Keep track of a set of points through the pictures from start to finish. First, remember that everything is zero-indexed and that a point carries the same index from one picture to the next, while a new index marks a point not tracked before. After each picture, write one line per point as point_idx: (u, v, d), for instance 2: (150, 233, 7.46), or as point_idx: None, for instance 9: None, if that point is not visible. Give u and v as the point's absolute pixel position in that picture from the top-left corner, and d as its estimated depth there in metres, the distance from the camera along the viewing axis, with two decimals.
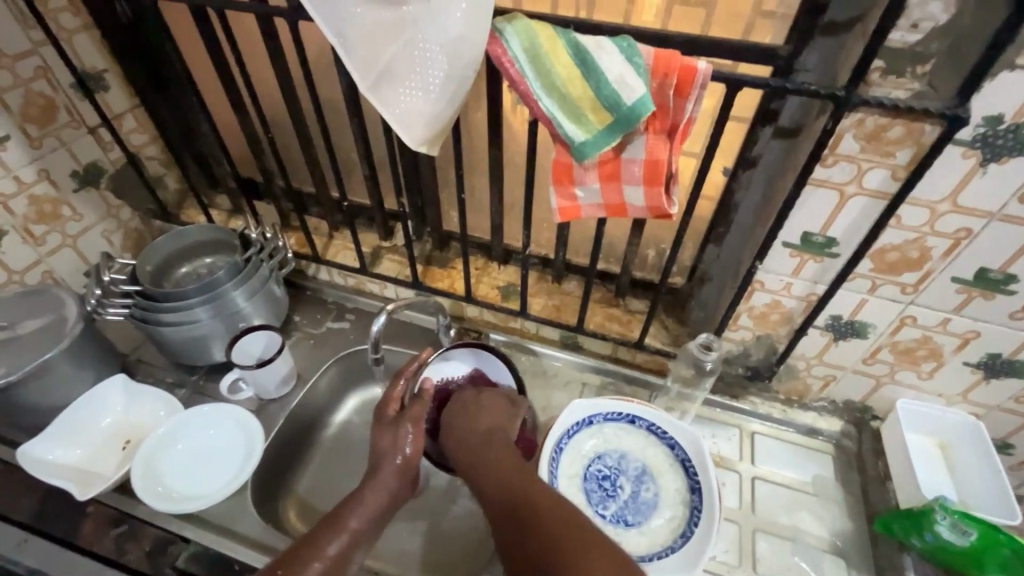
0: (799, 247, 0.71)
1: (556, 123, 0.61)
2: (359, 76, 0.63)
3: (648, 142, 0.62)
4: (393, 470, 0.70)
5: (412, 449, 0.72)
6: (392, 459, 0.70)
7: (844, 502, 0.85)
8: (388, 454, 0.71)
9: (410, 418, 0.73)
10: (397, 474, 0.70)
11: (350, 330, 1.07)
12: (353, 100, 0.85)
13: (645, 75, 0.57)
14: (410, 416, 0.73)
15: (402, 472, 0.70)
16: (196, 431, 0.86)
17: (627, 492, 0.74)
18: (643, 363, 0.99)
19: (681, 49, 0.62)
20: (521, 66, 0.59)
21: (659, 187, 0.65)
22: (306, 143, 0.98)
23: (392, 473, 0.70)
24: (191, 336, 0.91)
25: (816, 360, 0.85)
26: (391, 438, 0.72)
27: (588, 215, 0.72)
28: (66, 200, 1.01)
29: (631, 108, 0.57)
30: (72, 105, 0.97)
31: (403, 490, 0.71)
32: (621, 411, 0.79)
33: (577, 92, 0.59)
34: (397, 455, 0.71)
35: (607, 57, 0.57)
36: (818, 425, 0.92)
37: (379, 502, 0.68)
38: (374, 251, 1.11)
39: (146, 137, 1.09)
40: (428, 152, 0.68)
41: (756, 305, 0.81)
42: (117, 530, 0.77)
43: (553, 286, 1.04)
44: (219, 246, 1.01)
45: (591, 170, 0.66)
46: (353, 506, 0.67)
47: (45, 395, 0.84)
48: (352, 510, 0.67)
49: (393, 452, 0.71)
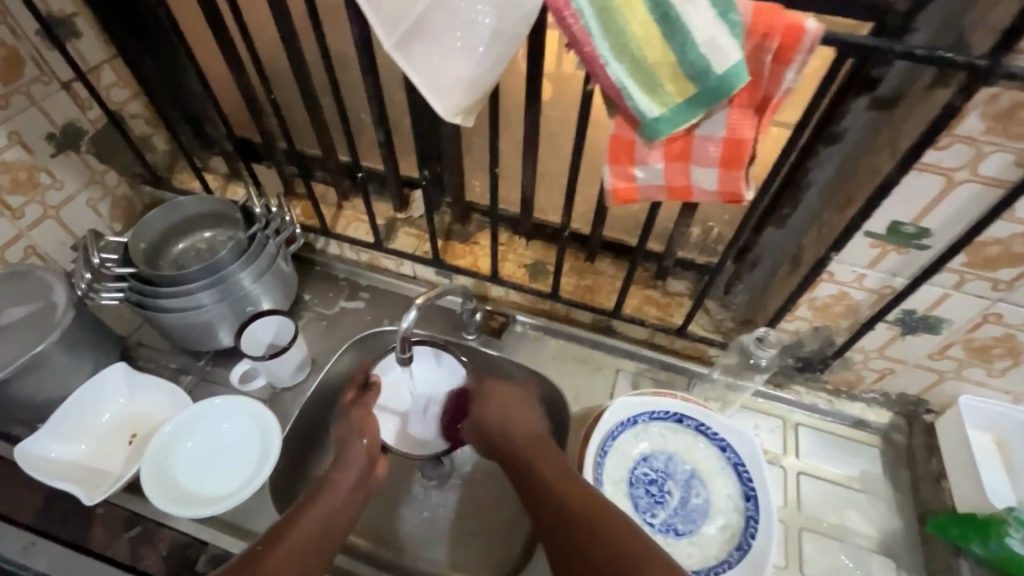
0: (883, 237, 0.63)
1: (626, 93, 0.50)
2: (384, 31, 0.53)
3: (732, 117, 0.52)
4: (357, 451, 0.71)
5: (371, 438, 0.72)
6: (355, 443, 0.71)
7: (892, 498, 0.81)
8: (353, 438, 0.72)
9: (366, 404, 0.75)
10: (365, 454, 0.71)
11: (366, 311, 1.00)
12: (368, 54, 0.74)
13: (741, 35, 0.47)
14: (366, 402, 0.75)
15: (370, 451, 0.71)
16: (206, 424, 0.80)
17: (676, 498, 0.69)
18: (681, 349, 0.93)
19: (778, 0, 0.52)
20: (586, 21, 0.48)
21: (738, 169, 0.56)
22: (311, 104, 0.87)
23: (360, 456, 0.70)
24: (195, 322, 0.83)
25: (875, 354, 0.79)
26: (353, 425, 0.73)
27: (645, 197, 0.63)
28: (43, 167, 0.90)
29: (721, 78, 0.47)
30: (40, 56, 0.84)
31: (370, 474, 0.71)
32: (668, 410, 0.73)
33: (654, 57, 0.48)
34: (358, 438, 0.71)
35: (696, 13, 0.46)
36: (865, 417, 0.87)
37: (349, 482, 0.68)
38: (388, 224, 1.02)
39: (129, 92, 0.97)
40: (462, 123, 0.58)
41: (819, 296, 0.74)
42: (130, 532, 0.72)
43: (586, 265, 0.96)
44: (219, 218, 0.92)
45: (657, 148, 0.57)
46: (326, 488, 0.66)
47: (40, 388, 0.77)
48: (324, 494, 0.65)
49: (358, 435, 0.72)
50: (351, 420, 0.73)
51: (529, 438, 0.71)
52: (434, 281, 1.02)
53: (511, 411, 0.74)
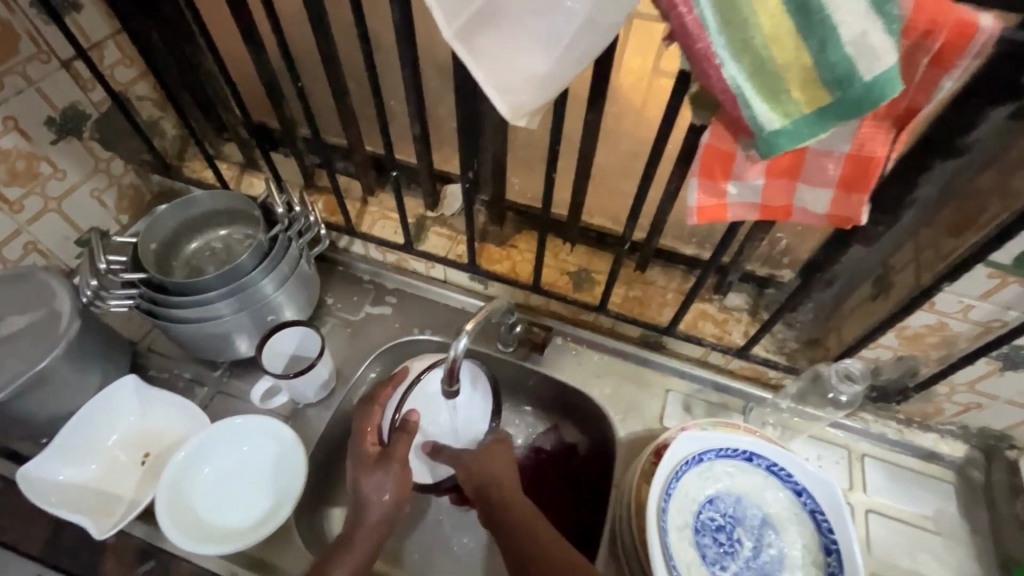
0: (1005, 268, 0.55)
1: (741, 100, 0.41)
2: (445, 19, 0.44)
3: (861, 131, 0.44)
4: (381, 506, 0.67)
5: (395, 494, 0.68)
6: (378, 498, 0.67)
7: (968, 541, 0.75)
8: (374, 498, 0.67)
9: (398, 456, 0.70)
10: (387, 510, 0.67)
11: (393, 317, 0.92)
12: (409, 37, 0.64)
13: (898, 32, 0.37)
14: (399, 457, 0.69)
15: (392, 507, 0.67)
16: (219, 450, 0.73)
17: (748, 548, 0.63)
18: (738, 370, 0.85)
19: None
20: (701, 10, 0.39)
21: (857, 191, 0.47)
22: (338, 91, 0.78)
23: (379, 513, 0.67)
24: (212, 333, 0.76)
25: (963, 387, 0.71)
26: (381, 475, 0.68)
27: (733, 217, 0.53)
28: (43, 155, 0.81)
29: (868, 87, 0.38)
30: (36, 31, 0.75)
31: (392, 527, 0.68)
32: (736, 447, 0.67)
33: (783, 57, 0.39)
34: (380, 495, 0.67)
35: (847, 3, 0.37)
36: (939, 450, 0.80)
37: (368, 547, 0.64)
38: (418, 222, 0.93)
39: (135, 71, 0.88)
40: (527, 126, 0.49)
41: (911, 325, 0.66)
42: (145, 566, 0.66)
43: (635, 274, 0.88)
44: (235, 216, 0.84)
45: (760, 162, 0.49)
46: (343, 554, 0.63)
47: (44, 405, 0.70)
48: (336, 557, 0.63)
49: (380, 493, 0.67)
50: (389, 473, 0.68)
51: (513, 492, 0.69)
52: (467, 286, 0.94)
53: (500, 468, 0.71)
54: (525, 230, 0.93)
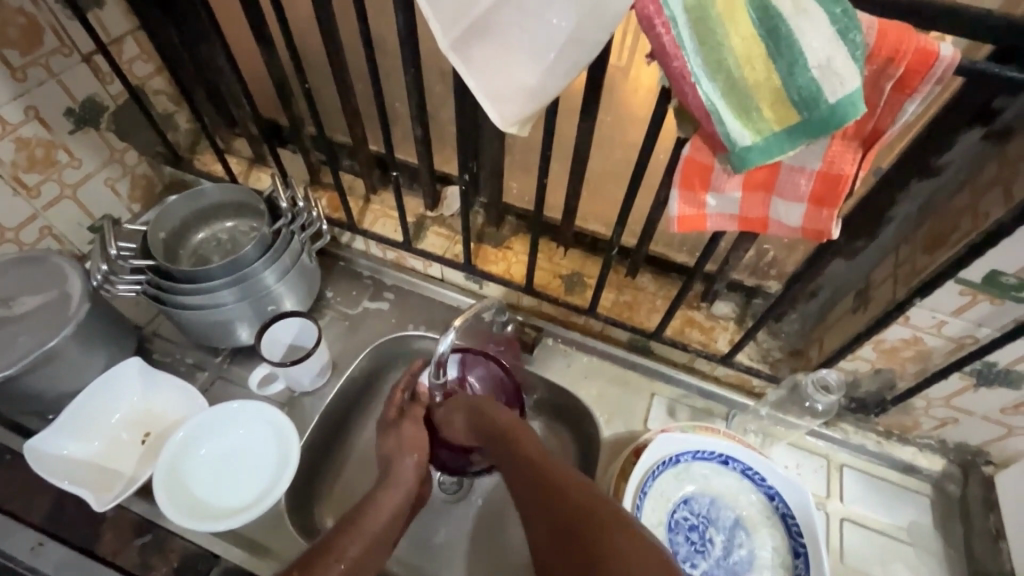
0: (976, 286, 0.57)
1: (715, 116, 0.43)
2: (440, 30, 0.47)
3: (831, 149, 0.47)
4: (407, 467, 0.70)
5: (419, 455, 0.72)
6: (404, 459, 0.71)
7: (941, 554, 0.76)
8: (399, 455, 0.71)
9: (410, 416, 0.77)
10: (414, 471, 0.70)
11: (390, 313, 0.95)
12: (411, 43, 0.67)
13: (863, 58, 0.40)
14: (411, 416, 0.77)
15: (418, 469, 0.71)
16: (219, 433, 0.77)
17: (719, 547, 0.66)
18: (723, 377, 0.87)
19: (917, 26, 0.45)
20: (679, 31, 0.41)
21: (828, 207, 0.50)
22: (345, 92, 0.81)
23: (407, 469, 0.70)
24: (214, 320, 0.79)
25: (940, 401, 0.73)
26: (395, 439, 0.74)
27: (712, 227, 0.56)
28: (61, 144, 0.85)
29: (833, 108, 0.40)
30: (60, 26, 0.79)
31: (418, 490, 0.70)
32: (713, 450, 0.69)
33: (753, 77, 0.42)
34: (407, 455, 0.71)
35: (812, 30, 0.39)
36: (917, 463, 0.81)
37: (393, 506, 0.67)
38: (418, 221, 0.96)
39: (151, 66, 0.92)
40: (518, 134, 0.51)
41: (887, 338, 0.68)
42: (141, 540, 0.70)
43: (625, 279, 0.90)
44: (241, 209, 0.87)
45: (736, 176, 0.51)
46: (370, 511, 0.65)
47: (51, 382, 0.73)
48: (365, 513, 0.65)
49: (404, 452, 0.72)
50: (403, 433, 0.74)
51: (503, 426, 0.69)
52: (463, 285, 0.96)
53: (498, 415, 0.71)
54: (521, 233, 0.95)
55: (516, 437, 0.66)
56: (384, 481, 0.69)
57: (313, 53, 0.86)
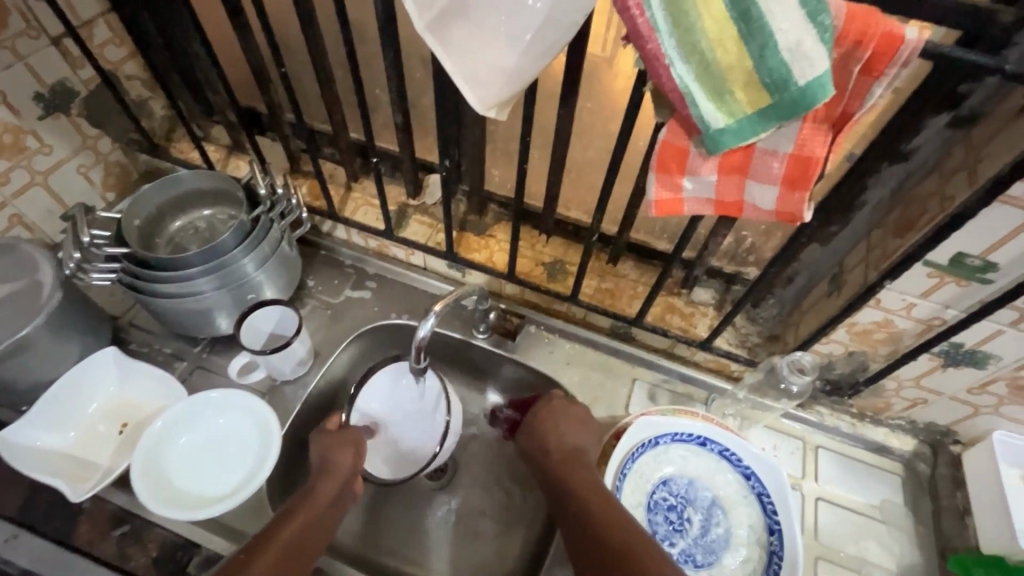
0: (943, 268, 0.59)
1: (689, 99, 0.44)
2: (417, 13, 0.47)
3: (802, 132, 0.47)
4: (345, 460, 0.71)
5: (357, 452, 0.73)
6: (344, 454, 0.72)
7: (911, 530, 0.79)
8: (340, 447, 0.72)
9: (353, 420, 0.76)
10: (351, 461, 0.71)
11: (373, 301, 0.95)
12: (390, 27, 0.67)
13: (831, 41, 0.41)
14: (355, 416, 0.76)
15: (354, 461, 0.72)
16: (198, 423, 0.76)
17: (697, 526, 0.68)
18: (702, 362, 0.89)
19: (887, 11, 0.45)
20: (652, 13, 0.41)
21: (800, 190, 0.51)
22: (324, 78, 0.80)
23: (347, 461, 0.71)
24: (192, 309, 0.78)
25: (910, 383, 0.75)
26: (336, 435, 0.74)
27: (689, 211, 0.56)
28: (30, 130, 0.83)
29: (803, 91, 0.41)
30: (27, 8, 0.76)
31: (352, 482, 0.71)
32: (691, 432, 0.71)
33: (726, 60, 0.42)
34: (347, 450, 0.72)
35: (783, 12, 0.40)
36: (889, 443, 0.84)
37: (328, 495, 0.67)
38: (400, 210, 0.95)
39: (124, 51, 0.90)
40: (496, 117, 0.51)
41: (860, 321, 0.70)
42: (119, 531, 0.69)
43: (607, 266, 0.91)
44: (219, 197, 0.86)
45: (711, 160, 0.51)
46: (308, 497, 0.66)
47: (23, 373, 0.72)
48: (305, 499, 0.66)
49: (344, 446, 0.72)
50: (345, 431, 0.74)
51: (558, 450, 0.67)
52: (445, 274, 0.96)
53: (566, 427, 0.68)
54: (503, 221, 0.95)
55: (572, 474, 0.64)
56: (322, 471, 0.70)
57: (291, 39, 0.85)
